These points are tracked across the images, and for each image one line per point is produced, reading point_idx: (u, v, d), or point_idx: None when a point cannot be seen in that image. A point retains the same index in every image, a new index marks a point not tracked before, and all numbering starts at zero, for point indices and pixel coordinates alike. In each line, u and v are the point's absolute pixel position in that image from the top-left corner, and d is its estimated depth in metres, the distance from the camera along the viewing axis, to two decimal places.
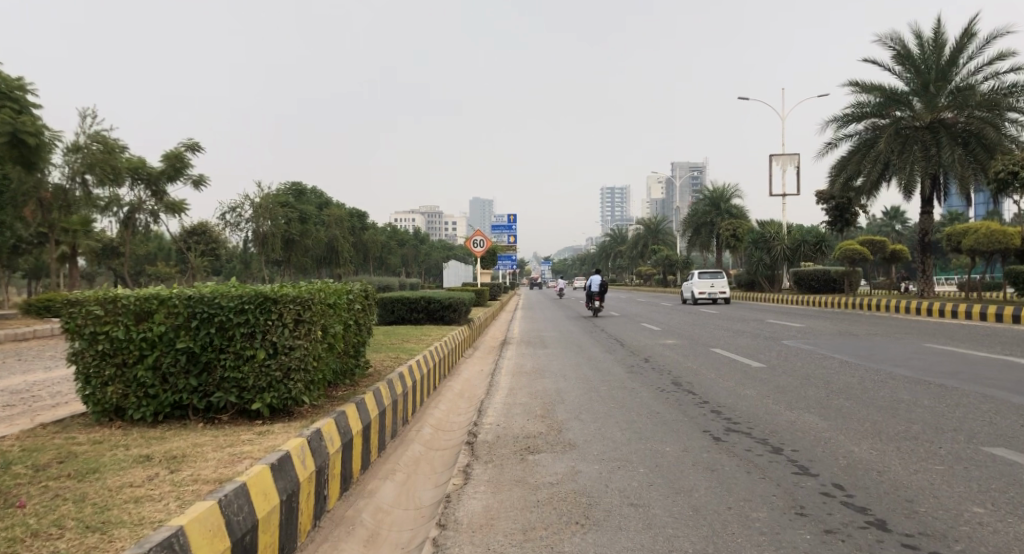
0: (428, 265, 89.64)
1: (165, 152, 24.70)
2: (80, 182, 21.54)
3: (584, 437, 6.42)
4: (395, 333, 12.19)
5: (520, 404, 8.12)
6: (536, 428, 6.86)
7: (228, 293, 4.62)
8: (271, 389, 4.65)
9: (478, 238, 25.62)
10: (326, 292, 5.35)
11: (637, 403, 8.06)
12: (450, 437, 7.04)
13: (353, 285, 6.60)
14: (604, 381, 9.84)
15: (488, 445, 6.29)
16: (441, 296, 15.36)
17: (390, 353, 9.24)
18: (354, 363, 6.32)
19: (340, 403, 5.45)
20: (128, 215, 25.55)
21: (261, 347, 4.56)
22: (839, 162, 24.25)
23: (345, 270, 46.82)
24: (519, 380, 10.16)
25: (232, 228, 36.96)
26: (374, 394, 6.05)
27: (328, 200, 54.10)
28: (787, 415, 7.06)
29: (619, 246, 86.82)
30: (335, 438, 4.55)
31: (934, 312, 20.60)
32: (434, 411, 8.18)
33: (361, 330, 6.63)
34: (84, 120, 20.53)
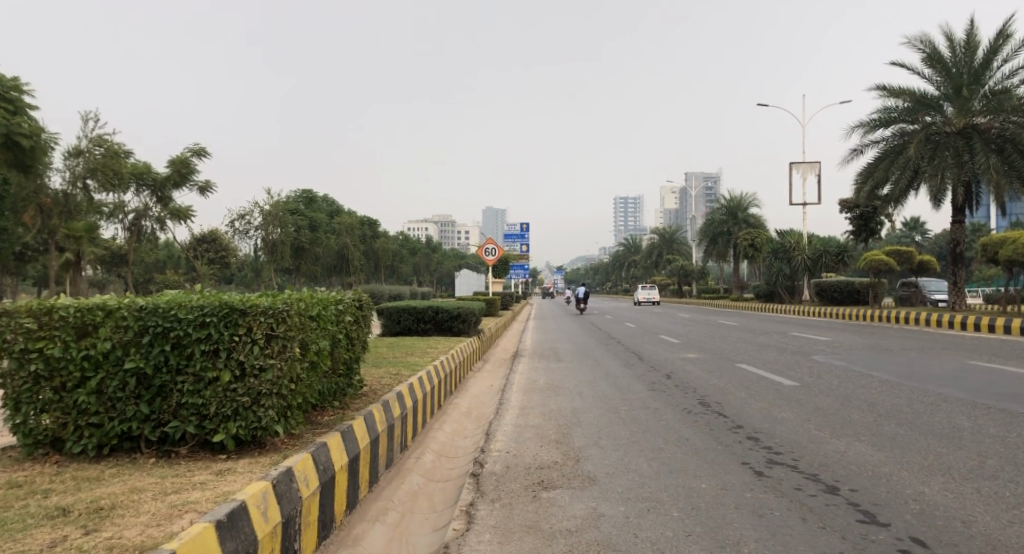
0: (440, 273, 89.16)
1: (171, 157, 24.23)
2: (81, 186, 21.03)
3: (604, 470, 5.64)
4: (400, 345, 11.46)
5: (531, 427, 7.34)
6: (550, 458, 6.09)
7: (187, 303, 3.94)
8: (237, 418, 3.93)
9: (490, 246, 24.86)
10: (311, 302, 4.66)
11: (663, 427, 7.24)
12: (454, 466, 6.28)
13: (345, 293, 5.91)
14: (625, 399, 9.03)
15: (495, 478, 5.51)
16: (450, 306, 14.60)
17: (390, 367, 8.51)
18: (342, 383, 5.59)
19: (323, 431, 4.72)
20: (134, 221, 25.07)
21: (225, 368, 3.88)
22: (866, 169, 23.36)
23: (356, 278, 46.33)
24: (531, 398, 9.37)
25: (241, 235, 36.50)
26: (366, 419, 5.30)
27: (339, 208, 53.70)
28: (835, 444, 6.24)
29: (634, 256, 85.75)
30: (311, 478, 3.80)
31: (968, 325, 19.59)
32: (437, 434, 7.41)
33: (353, 346, 5.91)
34: (85, 123, 20.06)
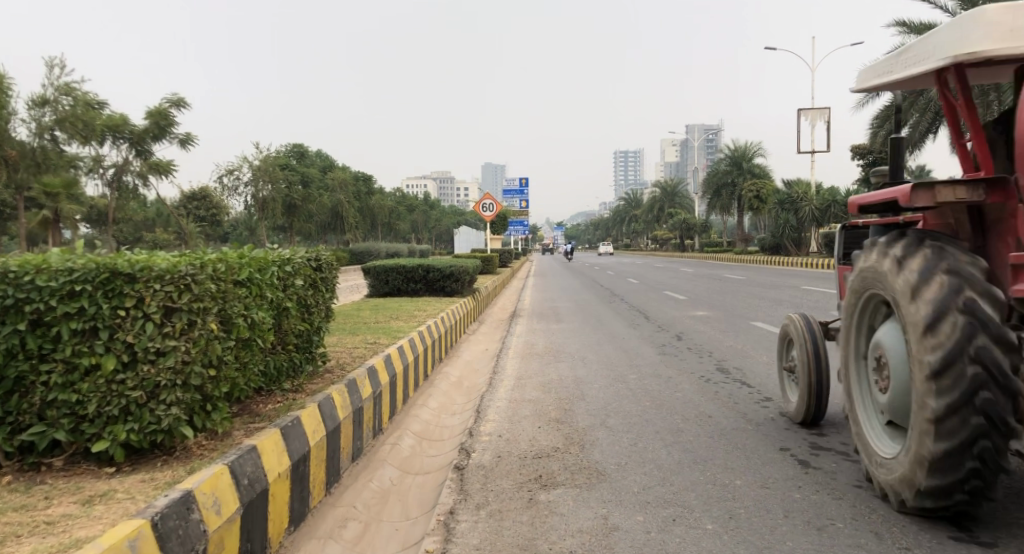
0: (438, 230, 88.00)
1: (148, 109, 22.85)
2: (49, 138, 19.69)
3: (614, 460, 4.67)
4: (384, 308, 10.48)
5: (529, 404, 6.37)
6: (551, 443, 5.13)
7: (53, 265, 2.88)
8: (128, 420, 2.92)
9: (487, 202, 23.55)
10: (241, 264, 3.65)
11: (680, 400, 6.28)
12: (438, 454, 5.33)
13: (296, 250, 4.88)
14: (634, 367, 8.05)
15: (484, 472, 4.57)
16: (441, 265, 13.55)
17: (368, 335, 7.51)
18: (294, 361, 4.62)
19: (263, 424, 3.75)
20: (114, 177, 23.85)
21: (107, 354, 2.86)
22: (882, 113, 22.02)
23: (351, 236, 45.10)
24: (528, 365, 8.38)
25: (229, 192, 35.21)
26: (325, 404, 4.32)
27: (333, 164, 52.16)
28: None
29: (634, 210, 84.34)
30: (224, 502, 2.81)
31: None
32: (420, 412, 6.42)
33: (312, 315, 4.92)
34: (50, 70, 18.63)
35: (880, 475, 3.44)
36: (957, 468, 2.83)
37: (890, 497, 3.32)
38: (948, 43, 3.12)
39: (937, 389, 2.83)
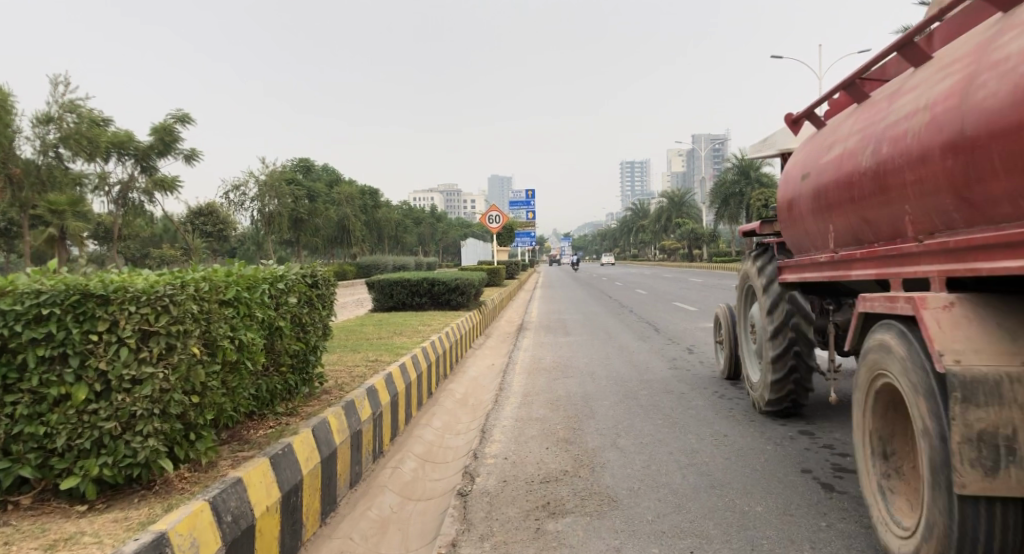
0: (446, 242, 88.08)
1: (152, 125, 22.89)
2: (53, 156, 19.67)
3: (626, 485, 4.43)
4: (388, 323, 10.28)
5: (536, 423, 6.12)
6: (559, 466, 4.88)
7: (18, 286, 2.67)
8: (101, 453, 2.70)
9: (493, 214, 23.33)
10: (227, 282, 3.45)
11: (693, 418, 6.03)
12: (441, 478, 5.09)
13: (289, 266, 4.67)
14: (645, 382, 7.79)
15: (489, 498, 4.33)
16: (447, 278, 13.35)
17: (369, 353, 7.29)
18: (287, 382, 4.41)
19: (251, 451, 3.53)
20: (120, 193, 23.85)
21: (79, 384, 2.65)
22: None
23: (358, 249, 45.04)
24: (535, 381, 8.14)
25: (236, 207, 35.24)
26: (320, 428, 4.09)
27: (339, 178, 52.25)
28: None
29: (642, 220, 84.06)
30: (202, 543, 2.58)
31: None
32: (423, 432, 6.18)
33: (308, 334, 4.71)
34: (56, 88, 18.65)
35: (756, 392, 6.01)
36: (784, 364, 5.44)
37: (759, 399, 5.88)
38: (786, 139, 5.64)
39: (772, 322, 5.53)
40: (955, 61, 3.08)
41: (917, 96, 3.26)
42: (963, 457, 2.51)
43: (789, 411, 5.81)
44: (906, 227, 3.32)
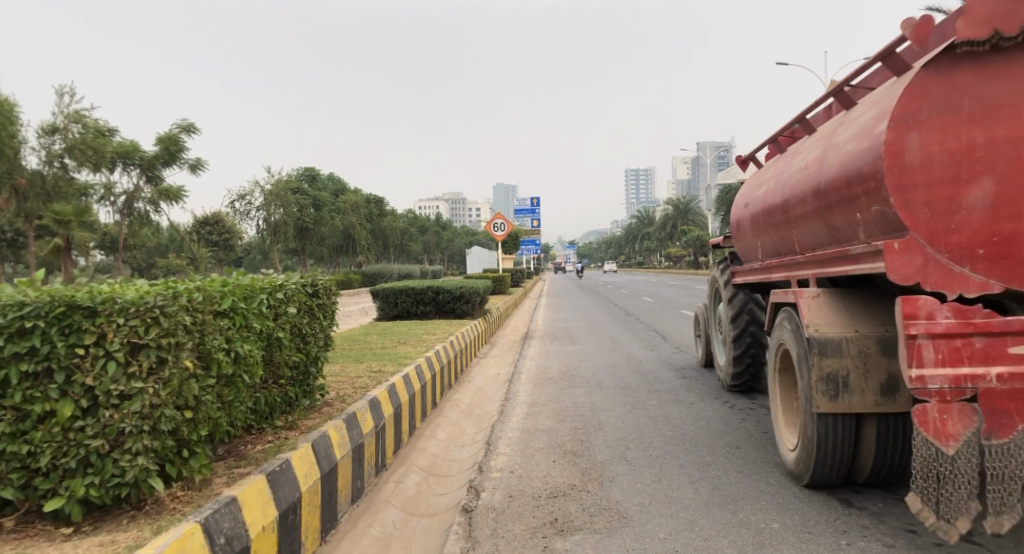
0: (451, 250, 88.08)
1: (158, 135, 22.94)
2: (59, 166, 19.68)
3: (636, 500, 4.28)
4: (392, 332, 10.16)
5: (542, 435, 5.97)
6: (566, 480, 4.73)
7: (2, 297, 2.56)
8: (87, 472, 2.59)
9: (498, 221, 23.20)
10: (222, 293, 3.34)
11: (704, 430, 5.87)
12: (445, 493, 4.94)
13: (289, 275, 4.55)
14: (653, 392, 7.63)
15: (495, 515, 4.18)
16: (451, 286, 13.23)
17: (372, 363, 7.16)
18: (286, 394, 4.29)
19: (248, 467, 3.40)
20: (126, 203, 23.87)
21: (66, 400, 2.54)
22: None
23: (364, 258, 45.01)
24: (542, 391, 8.00)
25: (242, 217, 35.27)
26: (320, 443, 3.97)
27: (345, 187, 52.31)
28: None
29: (647, 227, 83.89)
30: None
31: None
32: (427, 444, 6.04)
33: (309, 345, 4.59)
34: (62, 98, 18.69)
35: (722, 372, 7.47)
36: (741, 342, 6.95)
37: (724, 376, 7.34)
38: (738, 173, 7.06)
39: (731, 310, 7.10)
40: (824, 133, 4.45)
41: (805, 152, 4.65)
42: (818, 389, 3.81)
43: (747, 386, 7.29)
44: (799, 250, 4.60)
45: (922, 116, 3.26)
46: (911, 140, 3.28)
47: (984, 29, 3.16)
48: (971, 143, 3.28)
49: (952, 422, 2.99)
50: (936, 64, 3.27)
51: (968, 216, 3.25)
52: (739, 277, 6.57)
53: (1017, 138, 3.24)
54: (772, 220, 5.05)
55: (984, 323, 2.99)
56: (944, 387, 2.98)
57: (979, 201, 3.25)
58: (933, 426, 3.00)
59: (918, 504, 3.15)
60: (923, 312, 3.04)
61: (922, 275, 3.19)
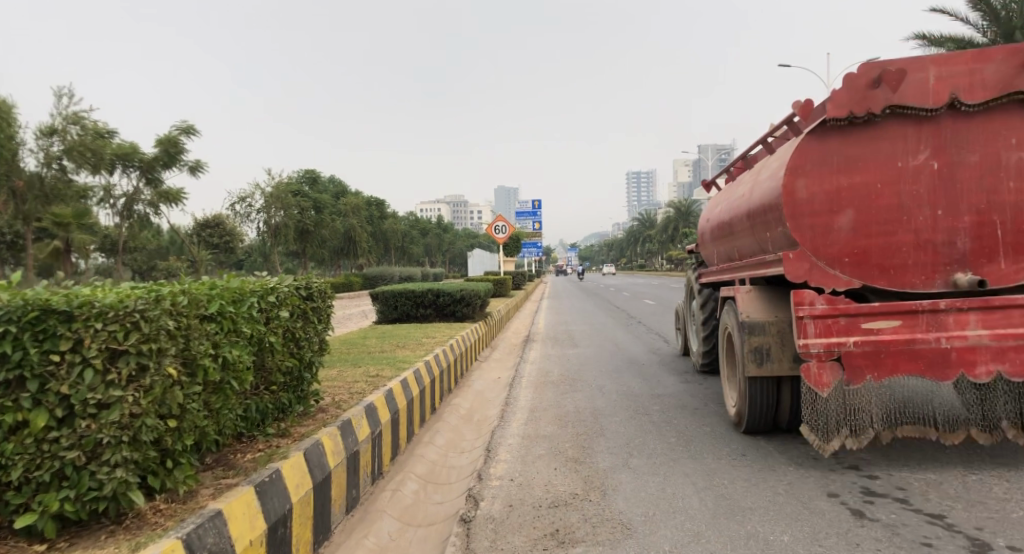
0: (452, 253, 88.02)
1: (158, 137, 22.84)
2: (57, 168, 19.55)
3: (640, 511, 4.13)
4: (391, 336, 10.01)
5: (543, 441, 5.83)
6: (568, 489, 4.58)
7: None
8: (62, 485, 2.46)
9: (499, 224, 23.05)
10: (209, 296, 3.21)
11: (710, 437, 5.72)
12: (442, 503, 4.79)
13: (282, 278, 4.42)
14: (656, 397, 7.48)
15: (493, 526, 4.03)
16: (452, 288, 13.09)
17: (370, 367, 7.00)
18: (278, 400, 4.15)
19: (236, 478, 3.26)
20: (125, 206, 23.75)
21: (39, 410, 2.40)
22: None
23: (364, 260, 44.89)
24: (543, 396, 7.85)
25: (242, 219, 35.16)
26: (313, 451, 3.82)
27: (346, 189, 52.21)
28: (943, 461, 4.67)
29: (649, 230, 83.73)
30: None
31: None
32: (426, 451, 5.90)
33: (302, 349, 4.45)
34: (60, 100, 18.55)
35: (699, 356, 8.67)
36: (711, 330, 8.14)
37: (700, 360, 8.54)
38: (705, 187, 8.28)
39: (702, 305, 8.29)
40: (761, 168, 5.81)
41: (750, 179, 6.03)
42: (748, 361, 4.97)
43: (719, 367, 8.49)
44: (744, 252, 6.01)
45: (806, 168, 4.58)
46: (800, 184, 4.58)
47: (845, 110, 4.43)
48: (839, 186, 4.57)
49: (826, 374, 4.32)
50: (816, 131, 4.57)
51: (836, 237, 4.56)
52: (707, 277, 7.94)
53: (869, 184, 4.54)
54: (728, 228, 6.43)
55: (845, 309, 4.33)
56: (820, 351, 4.33)
57: (845, 227, 4.56)
58: (814, 376, 4.34)
59: (807, 430, 4.65)
60: (807, 301, 4.39)
61: (807, 276, 4.55)
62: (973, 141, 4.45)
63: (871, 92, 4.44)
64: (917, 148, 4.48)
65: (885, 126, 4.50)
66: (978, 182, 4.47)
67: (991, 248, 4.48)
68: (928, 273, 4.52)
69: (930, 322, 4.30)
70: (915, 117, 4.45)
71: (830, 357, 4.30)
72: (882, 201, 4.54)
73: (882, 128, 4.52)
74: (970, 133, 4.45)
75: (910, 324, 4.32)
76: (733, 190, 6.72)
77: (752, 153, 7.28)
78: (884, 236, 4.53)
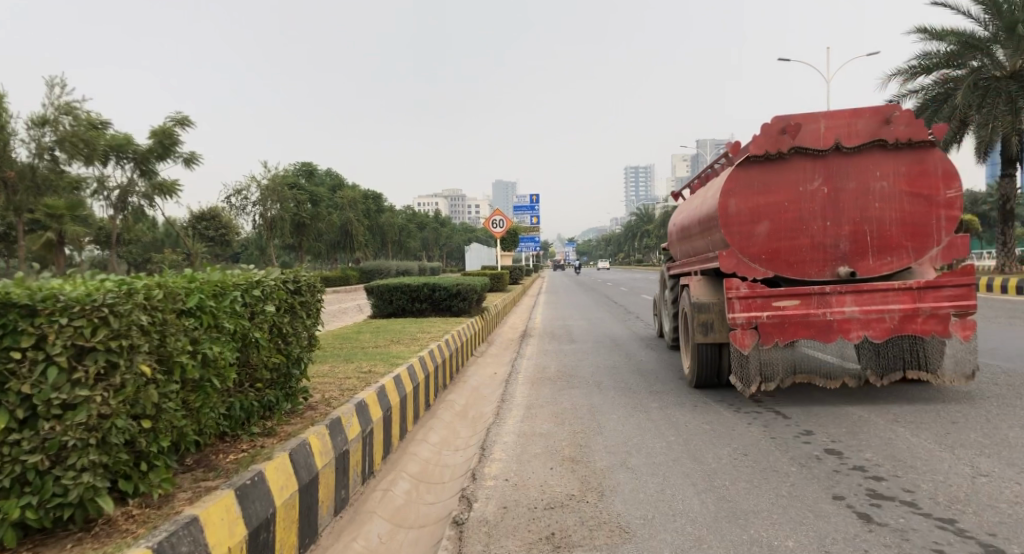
0: (450, 247, 87.76)
1: (152, 128, 22.62)
2: (48, 158, 19.31)
3: (639, 513, 3.99)
4: (385, 331, 9.85)
5: (539, 439, 5.69)
6: (564, 490, 4.44)
7: None
8: (24, 491, 2.29)
9: (496, 218, 22.78)
10: (187, 289, 3.05)
11: (709, 435, 5.59)
12: (435, 504, 4.63)
13: (268, 271, 4.25)
14: (654, 394, 7.35)
15: (487, 529, 3.88)
16: (448, 283, 12.93)
17: (362, 364, 6.84)
18: (263, 398, 4.00)
19: (215, 481, 3.10)
20: (119, 198, 23.52)
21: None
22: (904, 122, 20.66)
23: (361, 254, 44.62)
24: (540, 392, 7.72)
25: (238, 211, 34.94)
26: (298, 451, 3.66)
27: (343, 183, 51.90)
28: (950, 462, 4.54)
29: (647, 225, 83.49)
30: None
31: (1007, 289, 17.46)
32: (418, 449, 5.74)
33: (290, 345, 4.29)
34: (52, 90, 18.33)
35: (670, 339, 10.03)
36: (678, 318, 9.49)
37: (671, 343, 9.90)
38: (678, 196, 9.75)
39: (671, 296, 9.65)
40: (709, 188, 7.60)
41: (701, 199, 7.84)
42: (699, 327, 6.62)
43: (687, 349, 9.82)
44: (697, 253, 7.77)
45: (735, 190, 6.39)
46: (731, 202, 6.39)
47: (762, 149, 6.25)
48: (758, 204, 6.40)
49: (746, 337, 6.03)
50: (743, 164, 6.38)
51: (755, 240, 6.37)
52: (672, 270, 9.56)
53: (779, 202, 6.37)
54: (685, 230, 8.19)
55: (761, 292, 6.03)
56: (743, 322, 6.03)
57: (762, 233, 6.36)
58: (739, 339, 6.02)
59: (736, 379, 6.29)
60: (735, 286, 6.11)
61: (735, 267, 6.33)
62: (851, 173, 6.30)
63: (781, 137, 6.28)
64: (812, 177, 6.33)
65: (791, 162, 6.35)
66: (854, 202, 6.32)
67: (862, 248, 6.34)
68: (820, 265, 6.36)
69: (820, 301, 6.03)
70: (811, 157, 6.31)
71: (751, 326, 5.98)
72: (789, 214, 6.36)
73: (789, 162, 6.35)
74: (850, 167, 6.30)
75: (806, 303, 6.04)
76: (689, 207, 8.54)
77: (709, 174, 9.05)
78: (789, 239, 6.35)
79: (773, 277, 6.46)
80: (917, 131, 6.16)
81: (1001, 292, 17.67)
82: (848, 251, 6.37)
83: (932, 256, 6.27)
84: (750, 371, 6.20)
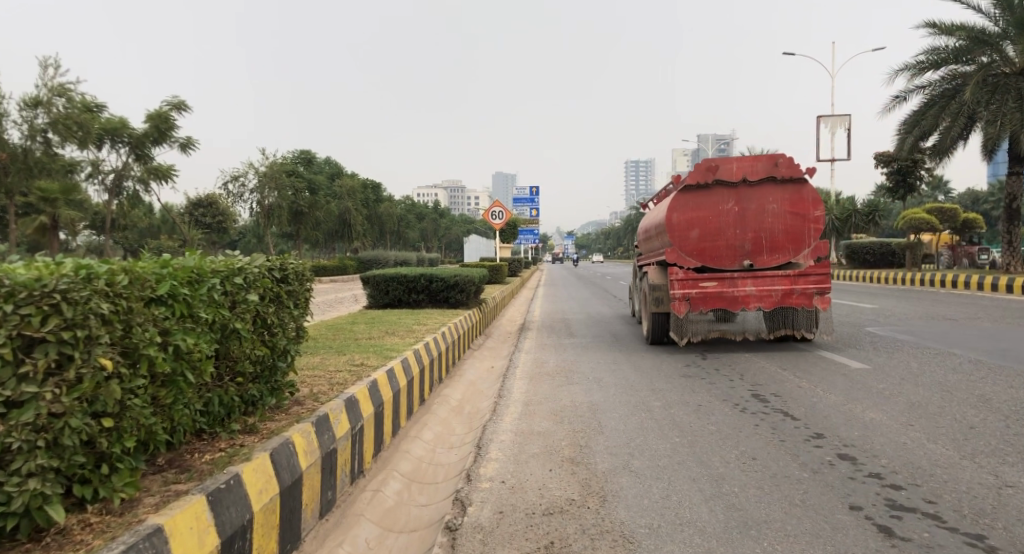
0: (449, 237, 87.33)
1: (147, 112, 22.23)
2: (41, 141, 18.92)
3: (644, 522, 3.74)
4: (381, 322, 9.60)
5: (537, 438, 5.44)
6: (563, 495, 4.17)
7: None
8: None
9: (495, 209, 22.39)
10: (158, 274, 2.80)
11: (714, 436, 5.36)
12: (428, 506, 4.41)
13: (252, 257, 3.98)
14: (656, 391, 7.14)
15: (481, 536, 3.64)
16: (445, 274, 12.66)
17: (354, 356, 6.57)
18: (244, 393, 3.75)
19: (186, 486, 2.83)
20: (113, 182, 23.14)
21: None
22: (911, 118, 20.39)
23: (359, 243, 44.14)
24: (538, 387, 7.50)
25: (235, 198, 34.58)
26: (280, 451, 3.41)
27: (341, 172, 51.37)
28: (970, 471, 4.31)
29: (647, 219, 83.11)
30: None
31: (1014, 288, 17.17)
32: (411, 446, 5.49)
33: (276, 335, 4.03)
34: (46, 71, 18.00)
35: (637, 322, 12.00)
36: None
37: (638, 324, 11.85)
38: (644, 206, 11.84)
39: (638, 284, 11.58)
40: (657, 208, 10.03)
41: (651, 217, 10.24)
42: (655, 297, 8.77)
43: None
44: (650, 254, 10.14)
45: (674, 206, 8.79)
46: (672, 215, 8.80)
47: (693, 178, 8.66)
48: (691, 217, 8.83)
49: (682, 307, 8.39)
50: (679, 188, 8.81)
51: (689, 241, 8.79)
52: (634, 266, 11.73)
53: (705, 215, 8.79)
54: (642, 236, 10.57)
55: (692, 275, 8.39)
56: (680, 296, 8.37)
57: (693, 237, 8.76)
58: (677, 308, 8.38)
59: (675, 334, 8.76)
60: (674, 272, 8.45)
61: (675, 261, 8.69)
62: (755, 197, 8.76)
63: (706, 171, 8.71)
64: (727, 199, 8.78)
65: (713, 188, 8.79)
66: (757, 216, 8.76)
67: (761, 248, 8.77)
68: (733, 260, 8.77)
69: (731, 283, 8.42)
70: (727, 185, 8.75)
71: (685, 298, 8.37)
72: (711, 224, 8.76)
73: (711, 188, 8.80)
74: (754, 192, 8.77)
75: (723, 283, 8.43)
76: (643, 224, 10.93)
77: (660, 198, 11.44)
78: (712, 242, 8.75)
79: (701, 268, 8.85)
80: (798, 169, 8.68)
81: (1008, 291, 17.39)
82: (752, 250, 8.78)
83: (807, 254, 8.75)
84: (685, 329, 8.65)
